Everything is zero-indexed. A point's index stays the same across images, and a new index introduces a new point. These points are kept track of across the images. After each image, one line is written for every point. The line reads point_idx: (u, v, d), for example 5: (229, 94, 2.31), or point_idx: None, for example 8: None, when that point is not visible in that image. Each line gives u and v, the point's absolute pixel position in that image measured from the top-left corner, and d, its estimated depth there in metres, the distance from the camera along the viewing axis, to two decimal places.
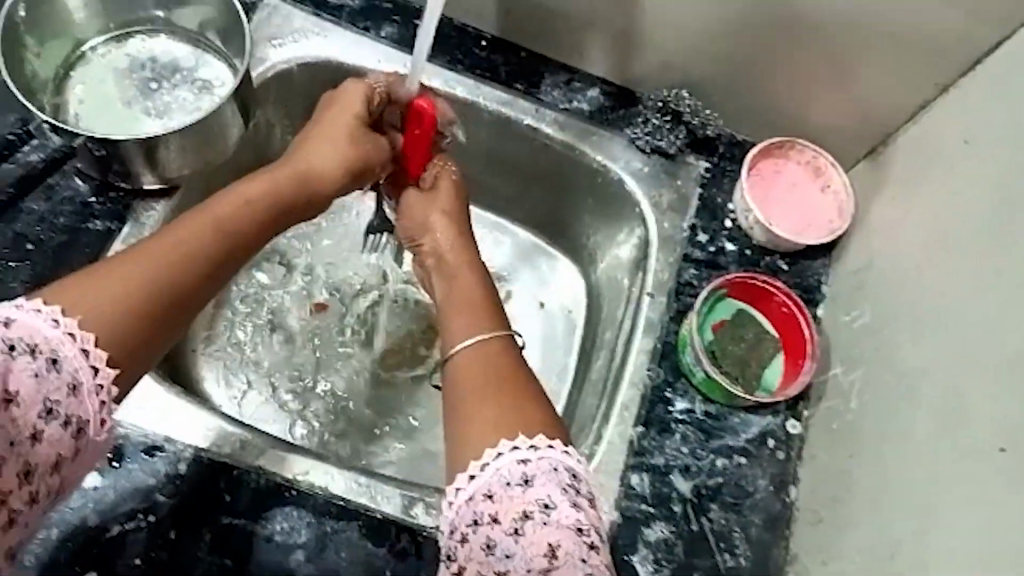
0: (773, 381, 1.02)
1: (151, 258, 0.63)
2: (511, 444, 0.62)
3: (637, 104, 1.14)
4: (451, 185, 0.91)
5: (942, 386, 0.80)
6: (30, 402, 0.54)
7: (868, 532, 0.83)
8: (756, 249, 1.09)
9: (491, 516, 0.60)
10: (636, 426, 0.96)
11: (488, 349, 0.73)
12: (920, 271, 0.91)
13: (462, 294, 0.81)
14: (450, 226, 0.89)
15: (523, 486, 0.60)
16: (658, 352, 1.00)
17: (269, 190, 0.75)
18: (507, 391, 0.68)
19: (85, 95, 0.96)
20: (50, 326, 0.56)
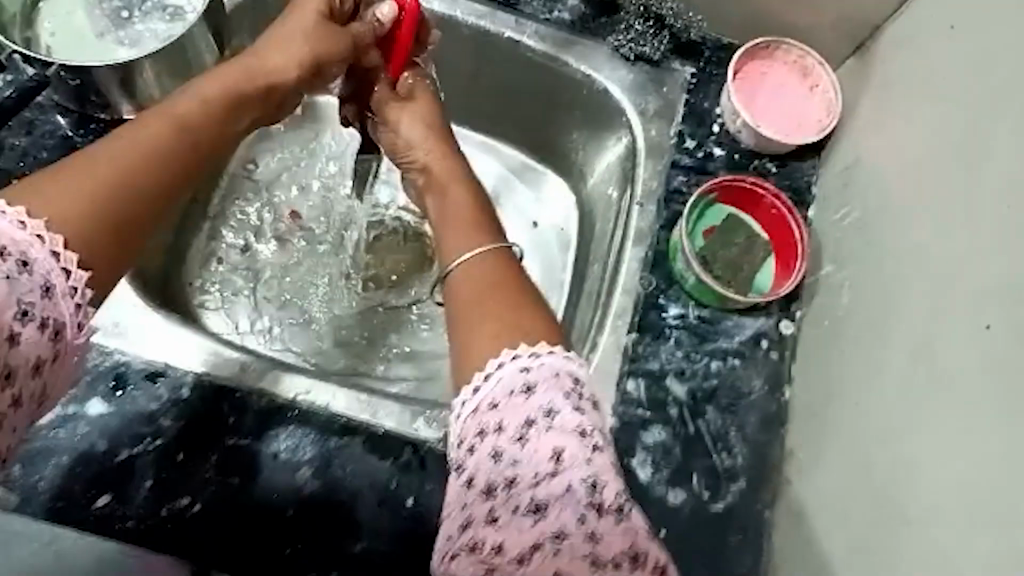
0: (766, 283, 1.03)
1: (116, 157, 0.62)
2: (513, 353, 0.64)
3: (619, 11, 1.12)
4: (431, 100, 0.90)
5: (931, 275, 0.80)
6: (4, 304, 0.52)
7: (862, 422, 0.84)
8: (745, 153, 1.09)
9: (497, 424, 0.60)
10: (629, 332, 0.97)
11: (483, 263, 0.73)
12: (907, 163, 0.90)
13: (452, 211, 0.81)
14: (434, 145, 0.88)
15: (526, 393, 0.61)
16: (650, 260, 1.01)
17: (227, 92, 0.75)
18: (504, 302, 0.68)
19: (56, 27, 0.94)
20: (16, 228, 0.55)
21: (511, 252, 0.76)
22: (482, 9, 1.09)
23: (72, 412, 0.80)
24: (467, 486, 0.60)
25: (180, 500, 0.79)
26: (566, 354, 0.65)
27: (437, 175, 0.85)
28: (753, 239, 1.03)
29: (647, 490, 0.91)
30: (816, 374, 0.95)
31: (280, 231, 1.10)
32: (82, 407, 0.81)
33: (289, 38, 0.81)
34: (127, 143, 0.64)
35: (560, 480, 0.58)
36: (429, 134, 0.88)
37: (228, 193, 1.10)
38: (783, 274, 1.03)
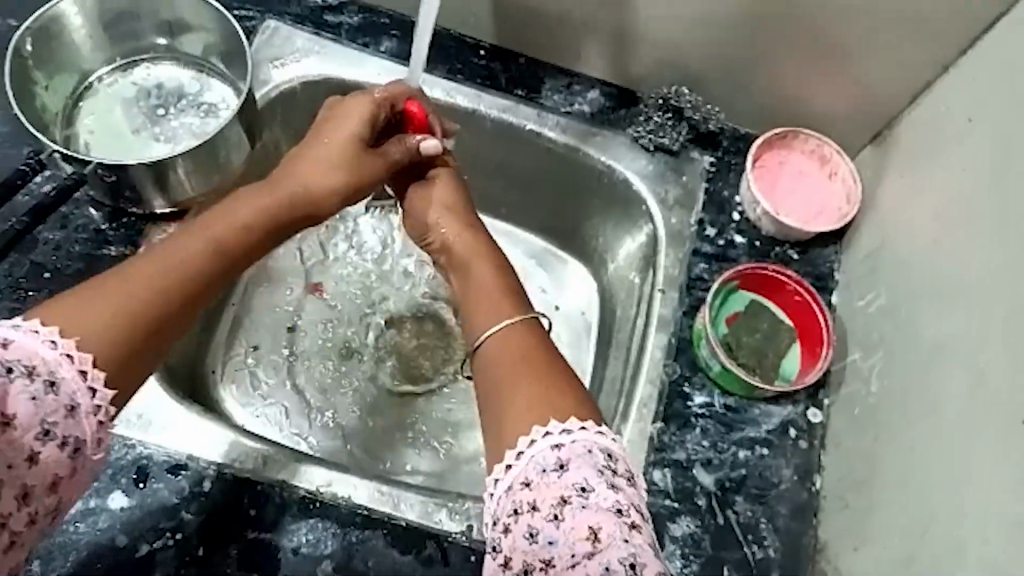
0: (792, 369, 1.02)
1: (146, 276, 0.64)
2: (544, 430, 0.63)
3: (638, 103, 1.15)
4: (452, 182, 0.92)
5: (963, 363, 0.79)
6: (27, 424, 0.55)
7: (898, 514, 0.82)
8: (766, 240, 1.09)
9: (530, 504, 0.60)
10: (655, 421, 0.95)
11: (510, 335, 0.73)
12: (933, 250, 0.90)
13: (479, 286, 0.81)
14: (459, 223, 0.89)
15: (559, 471, 0.60)
16: (674, 348, 1.00)
17: (270, 210, 0.76)
18: (533, 374, 0.68)
19: (94, 124, 0.98)
20: (48, 348, 0.58)
21: (538, 325, 0.76)
22: (504, 103, 1.11)
23: (93, 506, 0.80)
24: (503, 568, 0.59)
25: None
26: (597, 427, 0.63)
27: (464, 251, 0.86)
28: (777, 326, 1.03)
29: None
30: (847, 464, 0.93)
31: (304, 320, 1.10)
32: (103, 501, 0.80)
33: (334, 150, 0.82)
34: (158, 262, 0.66)
35: (597, 562, 0.56)
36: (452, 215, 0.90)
37: (254, 283, 1.11)
38: (810, 360, 1.01)
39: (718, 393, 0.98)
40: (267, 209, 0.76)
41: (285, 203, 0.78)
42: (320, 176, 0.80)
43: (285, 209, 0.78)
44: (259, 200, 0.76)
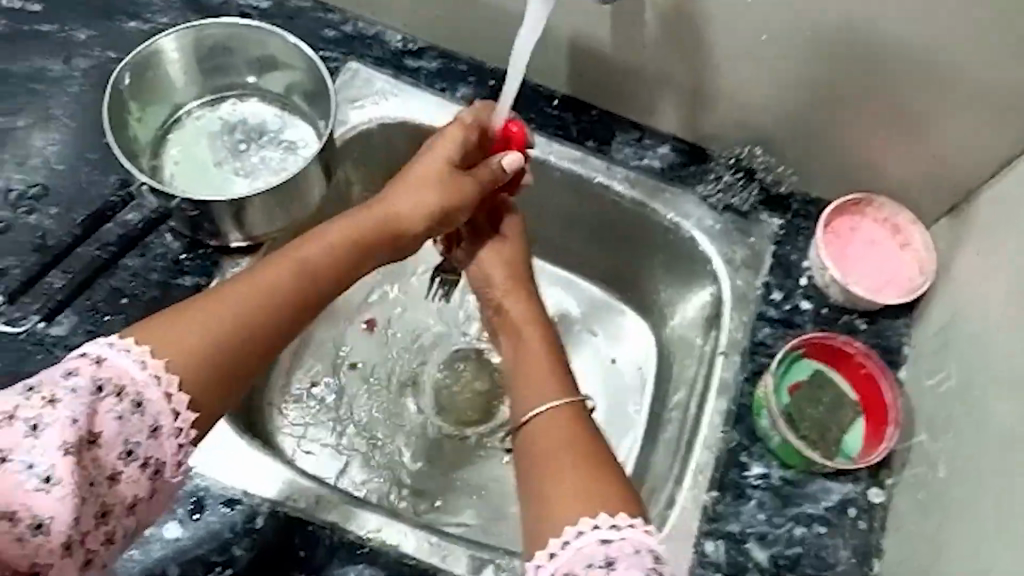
0: (853, 444, 0.99)
1: (240, 298, 0.67)
2: (593, 523, 0.63)
3: (709, 161, 1.14)
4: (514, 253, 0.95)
5: None
6: (111, 443, 0.58)
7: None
8: (833, 309, 1.07)
9: None
10: (710, 489, 0.94)
11: (560, 416, 0.75)
12: (1009, 330, 0.87)
13: (532, 358, 0.84)
14: (518, 288, 0.92)
15: (606, 569, 0.61)
16: (733, 414, 0.99)
17: (355, 242, 0.78)
18: (579, 459, 0.70)
19: (180, 156, 1.01)
20: (138, 367, 0.60)
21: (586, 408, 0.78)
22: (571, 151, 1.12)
23: (148, 535, 0.82)
24: None
25: None
26: (644, 525, 0.63)
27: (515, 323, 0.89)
28: (840, 398, 1.00)
29: None
30: (908, 550, 0.90)
31: (364, 357, 1.12)
32: (159, 530, 0.82)
33: (419, 182, 0.83)
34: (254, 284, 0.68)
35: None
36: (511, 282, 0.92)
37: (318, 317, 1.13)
38: (872, 435, 0.99)
39: (776, 465, 0.96)
40: (359, 237, 0.78)
41: (375, 233, 0.79)
42: (411, 204, 0.82)
43: (368, 241, 0.79)
44: (352, 228, 0.78)
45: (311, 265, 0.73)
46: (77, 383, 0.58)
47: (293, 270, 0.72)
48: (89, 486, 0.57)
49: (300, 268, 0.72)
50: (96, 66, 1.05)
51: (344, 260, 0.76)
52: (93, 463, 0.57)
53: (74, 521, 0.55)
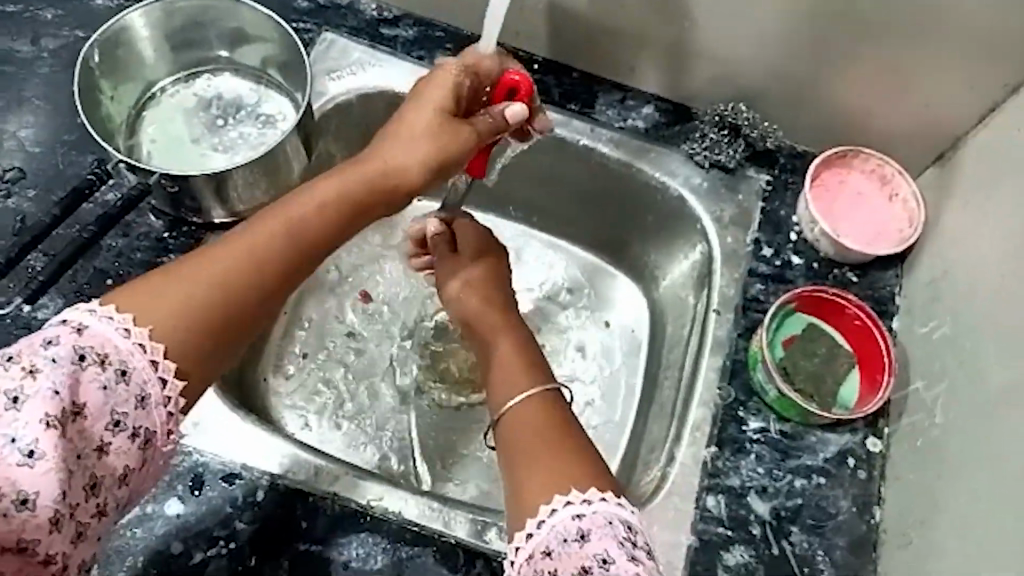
0: (849, 394, 0.99)
1: (218, 271, 0.63)
2: (564, 500, 0.62)
3: (693, 119, 1.13)
4: (481, 258, 0.92)
5: None
6: (97, 414, 0.57)
7: (964, 553, 0.79)
8: (824, 262, 1.07)
9: (552, 572, 0.59)
10: (709, 446, 0.94)
11: (533, 404, 0.72)
12: (1002, 276, 0.87)
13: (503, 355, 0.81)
14: (487, 294, 0.89)
15: (581, 542, 0.59)
16: (727, 370, 0.98)
17: (357, 191, 0.73)
18: (550, 442, 0.68)
19: (156, 134, 0.99)
20: (120, 337, 0.59)
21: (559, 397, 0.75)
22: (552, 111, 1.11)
23: (150, 511, 0.80)
24: None
25: None
26: (617, 498, 0.63)
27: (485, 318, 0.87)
28: (835, 350, 1.00)
29: None
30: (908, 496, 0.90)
31: (356, 331, 1.11)
32: (160, 507, 0.81)
33: (418, 126, 0.76)
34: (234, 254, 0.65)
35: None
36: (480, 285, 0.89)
37: (306, 293, 1.12)
38: (867, 385, 0.99)
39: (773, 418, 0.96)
40: (353, 195, 0.72)
41: (372, 189, 0.74)
42: (410, 153, 0.75)
43: (371, 191, 0.74)
44: (346, 186, 0.73)
45: (307, 220, 0.69)
46: (58, 353, 0.57)
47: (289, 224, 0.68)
48: (79, 456, 0.56)
49: (296, 223, 0.69)
50: (65, 46, 1.03)
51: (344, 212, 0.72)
52: (80, 433, 0.56)
53: (61, 495, 0.55)
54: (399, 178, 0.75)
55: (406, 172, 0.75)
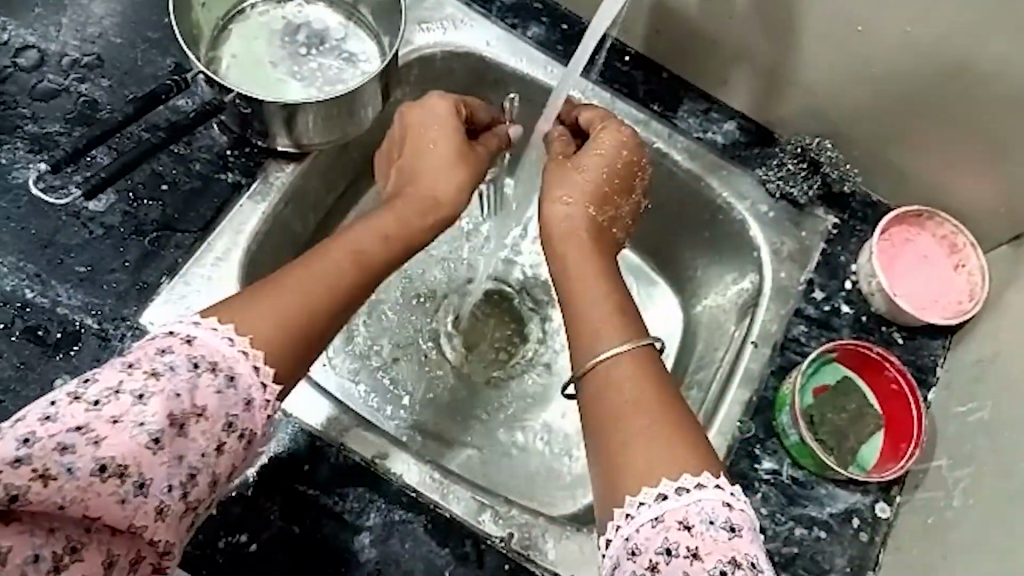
0: (828, 380, 0.71)
1: (320, 274, 0.55)
2: (695, 480, 0.46)
3: None
4: (646, 369, 0.54)
5: (913, 74, 0.69)
6: (210, 420, 0.44)
7: (962, 403, 0.69)
8: (793, 161, 0.79)
9: (688, 549, 0.43)
10: (672, 323, 0.87)
11: (626, 361, 0.55)
12: (840, 112, 0.76)
13: (639, 426, 0.50)
14: (648, 397, 0.52)
15: (731, 534, 0.44)
16: (750, 404, 0.71)
17: (444, 190, 0.68)
18: (654, 400, 0.52)
19: None
20: (225, 345, 0.47)
21: (664, 368, 0.56)
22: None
23: None
24: None
25: (238, 534, 0.61)
26: (732, 490, 0.46)
27: (588, 338, 0.57)
28: (817, 283, 0.77)
29: (752, 495, 0.69)
30: (923, 515, 0.67)
31: None
32: None
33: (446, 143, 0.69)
34: (270, 300, 0.51)
35: None
36: (644, 390, 0.52)
37: None
38: (840, 353, 0.71)
39: (744, 407, 0.71)
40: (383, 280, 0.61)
41: (474, 174, 0.69)
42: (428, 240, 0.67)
43: (446, 206, 0.67)
44: (398, 214, 0.64)
45: (390, 229, 0.63)
46: (174, 361, 0.44)
47: (347, 245, 0.59)
48: (115, 506, 0.41)
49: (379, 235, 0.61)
50: None
51: (416, 225, 0.65)
52: (181, 451, 0.43)
53: (143, 424, 0.42)
54: (442, 210, 0.67)
55: (475, 157, 0.70)
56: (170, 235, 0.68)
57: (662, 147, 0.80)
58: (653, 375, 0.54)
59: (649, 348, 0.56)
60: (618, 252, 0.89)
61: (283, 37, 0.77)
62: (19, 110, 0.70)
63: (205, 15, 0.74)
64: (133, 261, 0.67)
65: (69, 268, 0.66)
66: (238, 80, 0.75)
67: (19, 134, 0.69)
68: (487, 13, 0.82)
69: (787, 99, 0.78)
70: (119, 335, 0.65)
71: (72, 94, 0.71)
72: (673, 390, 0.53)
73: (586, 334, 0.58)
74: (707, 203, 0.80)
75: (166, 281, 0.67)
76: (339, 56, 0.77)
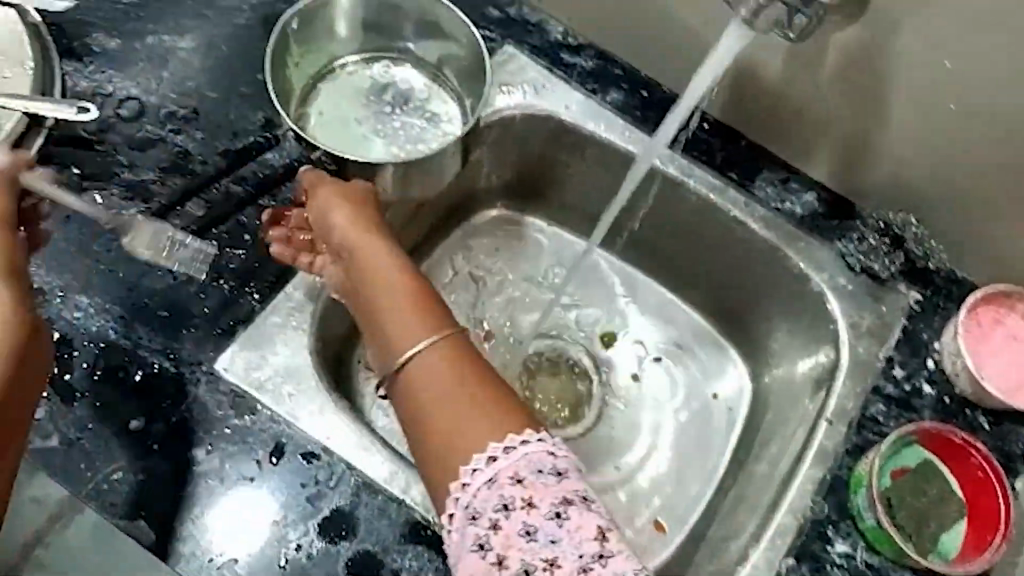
0: (909, 463, 0.68)
1: None
2: (511, 446, 0.49)
3: None
4: (425, 360, 0.55)
5: (1005, 152, 0.68)
6: None
7: None
8: (875, 236, 0.79)
9: (523, 500, 0.47)
10: (742, 394, 0.85)
11: (432, 358, 0.55)
12: (926, 186, 0.75)
13: (458, 426, 0.51)
14: (467, 391, 0.53)
15: (558, 476, 0.48)
16: (824, 483, 0.69)
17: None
18: (475, 391, 0.53)
19: None
20: None
21: (464, 346, 0.56)
22: (506, 52, 0.84)
23: (202, 469, 0.64)
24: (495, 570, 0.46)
25: None
26: (555, 440, 0.50)
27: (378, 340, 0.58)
28: (896, 361, 0.75)
29: None
30: None
31: None
32: (227, 475, 0.64)
33: None
34: None
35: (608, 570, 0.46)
36: (453, 388, 0.53)
37: None
38: (922, 435, 0.68)
39: (817, 485, 0.69)
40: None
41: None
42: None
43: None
44: None
45: None
46: None
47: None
48: None
49: None
50: None
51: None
52: None
53: None
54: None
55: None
56: (250, 283, 0.70)
57: (738, 215, 0.79)
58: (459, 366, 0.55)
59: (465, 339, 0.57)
60: (689, 318, 0.88)
61: (370, 96, 0.79)
62: (117, 158, 0.73)
63: (298, 73, 0.77)
64: (212, 307, 0.69)
65: (151, 311, 0.68)
66: (325, 137, 0.77)
67: (115, 180, 0.73)
68: (567, 78, 0.84)
69: (869, 172, 0.77)
70: (194, 379, 0.66)
71: (167, 144, 0.75)
72: (483, 371, 0.55)
73: (387, 343, 0.57)
74: (783, 273, 0.79)
75: (241, 329, 0.69)
76: (423, 117, 0.79)
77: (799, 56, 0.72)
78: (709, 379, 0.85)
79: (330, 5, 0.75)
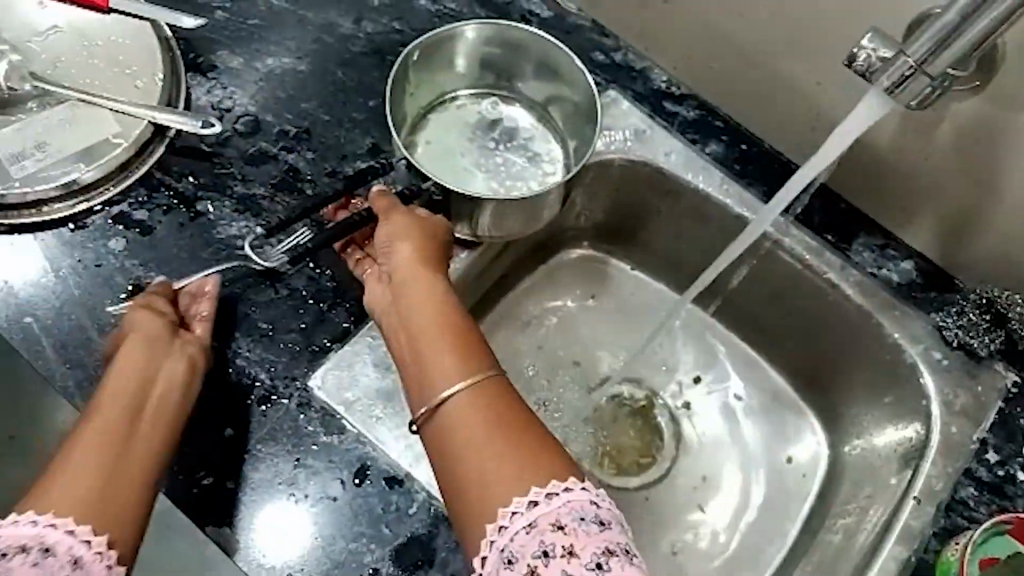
0: (998, 553, 0.65)
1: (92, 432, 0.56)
2: (542, 494, 0.51)
3: None
4: (460, 401, 0.57)
5: None
6: None
7: None
8: (975, 312, 0.76)
9: (564, 548, 0.48)
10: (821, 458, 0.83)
11: (467, 401, 0.57)
12: None
13: (488, 470, 0.53)
14: (501, 437, 0.55)
15: (601, 526, 0.49)
16: (907, 564, 0.67)
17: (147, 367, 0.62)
18: (510, 437, 0.54)
19: None
20: None
21: (500, 389, 0.58)
22: (608, 95, 0.84)
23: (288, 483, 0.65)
24: None
25: None
26: (597, 491, 0.51)
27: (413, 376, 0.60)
28: (991, 444, 0.73)
29: None
30: None
31: None
32: (312, 490, 0.65)
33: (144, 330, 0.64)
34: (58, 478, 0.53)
35: None
36: (487, 432, 0.55)
37: None
38: (1014, 526, 0.65)
39: (900, 566, 0.67)
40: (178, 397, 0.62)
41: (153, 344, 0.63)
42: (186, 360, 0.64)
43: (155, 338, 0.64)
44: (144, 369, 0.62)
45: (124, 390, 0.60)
46: None
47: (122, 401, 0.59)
48: None
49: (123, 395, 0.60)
50: None
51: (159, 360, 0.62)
52: None
53: None
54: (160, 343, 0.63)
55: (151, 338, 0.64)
56: (347, 304, 0.72)
57: (834, 279, 0.78)
58: (495, 410, 0.56)
59: (502, 382, 0.58)
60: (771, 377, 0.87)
61: (475, 130, 0.81)
62: (231, 171, 0.76)
63: (409, 104, 0.79)
64: (309, 324, 0.71)
65: (252, 322, 0.70)
66: (429, 166, 0.79)
67: (228, 193, 0.75)
68: (670, 127, 0.84)
69: (974, 246, 0.75)
70: (288, 394, 0.68)
71: (278, 162, 0.77)
72: (519, 416, 0.56)
73: (423, 382, 0.59)
74: (877, 342, 0.77)
75: (335, 349, 0.70)
76: (525, 154, 0.80)
77: (913, 126, 0.72)
78: (786, 441, 0.84)
79: (451, 40, 0.77)
